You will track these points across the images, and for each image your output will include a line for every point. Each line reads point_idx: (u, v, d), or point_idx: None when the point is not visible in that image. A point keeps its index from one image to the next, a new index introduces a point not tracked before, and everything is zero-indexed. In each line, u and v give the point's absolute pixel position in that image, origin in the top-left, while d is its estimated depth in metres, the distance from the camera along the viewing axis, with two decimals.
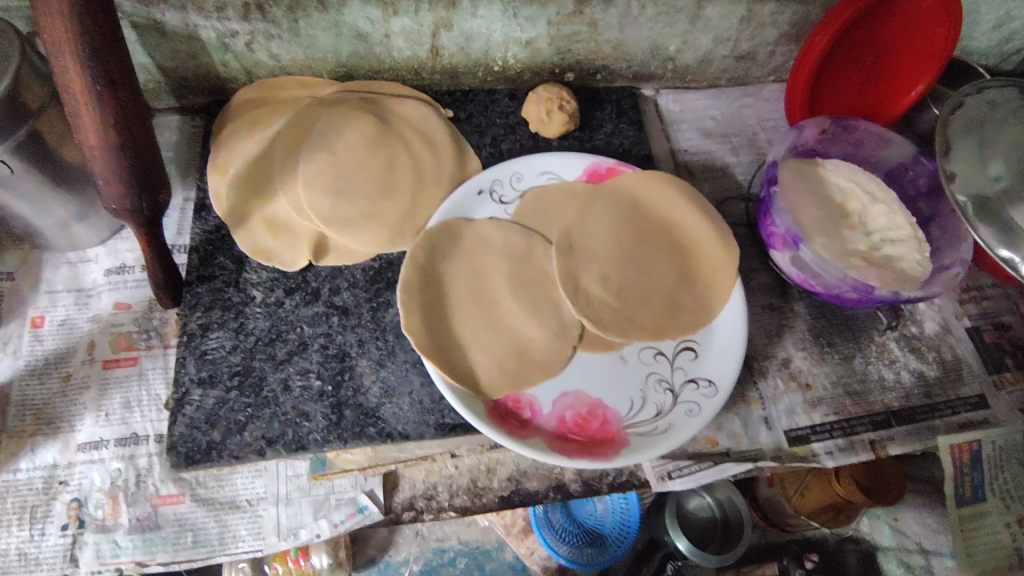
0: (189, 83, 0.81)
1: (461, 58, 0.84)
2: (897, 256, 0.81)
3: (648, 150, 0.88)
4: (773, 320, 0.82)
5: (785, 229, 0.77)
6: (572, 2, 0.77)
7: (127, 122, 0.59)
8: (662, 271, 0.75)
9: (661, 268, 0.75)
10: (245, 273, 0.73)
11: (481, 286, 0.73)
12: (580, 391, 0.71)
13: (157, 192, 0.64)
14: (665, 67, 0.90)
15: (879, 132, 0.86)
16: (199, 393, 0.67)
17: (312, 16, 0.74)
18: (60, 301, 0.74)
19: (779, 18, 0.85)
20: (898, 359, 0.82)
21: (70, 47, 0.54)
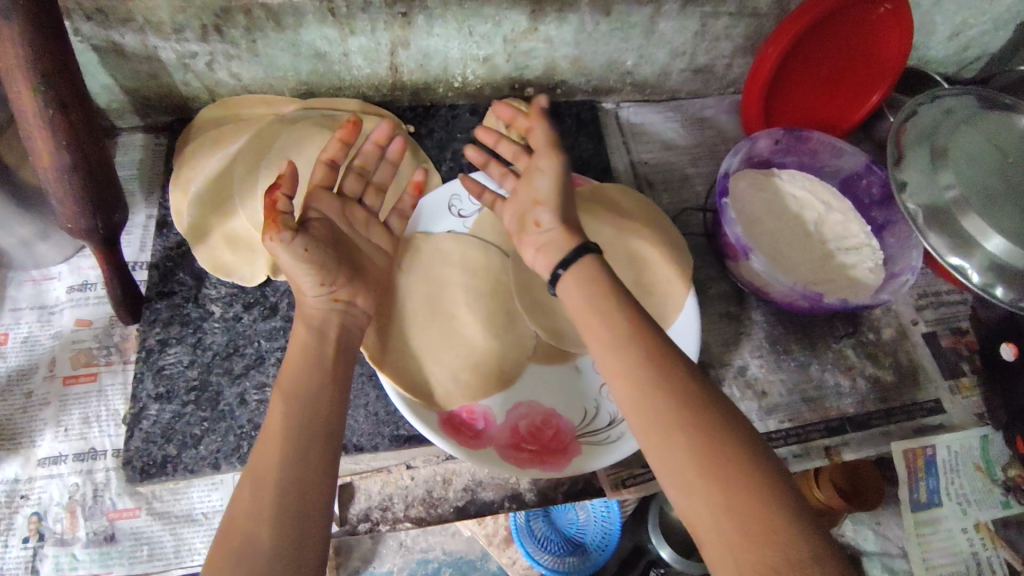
0: (153, 102, 0.83)
1: (421, 75, 0.85)
2: (852, 264, 0.82)
3: (606, 163, 0.89)
4: (729, 328, 0.83)
5: (736, 239, 0.78)
6: (526, 19, 0.79)
7: (80, 144, 0.60)
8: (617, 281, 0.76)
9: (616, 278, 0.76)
10: (204, 289, 0.74)
11: (438, 298, 0.74)
12: (534, 401, 0.71)
13: (112, 211, 0.66)
14: (624, 81, 0.92)
15: (831, 140, 0.87)
16: (156, 408, 0.68)
17: (269, 36, 0.76)
18: (23, 319, 0.75)
19: (732, 32, 0.86)
20: (855, 365, 0.83)
21: (22, 75, 0.55)
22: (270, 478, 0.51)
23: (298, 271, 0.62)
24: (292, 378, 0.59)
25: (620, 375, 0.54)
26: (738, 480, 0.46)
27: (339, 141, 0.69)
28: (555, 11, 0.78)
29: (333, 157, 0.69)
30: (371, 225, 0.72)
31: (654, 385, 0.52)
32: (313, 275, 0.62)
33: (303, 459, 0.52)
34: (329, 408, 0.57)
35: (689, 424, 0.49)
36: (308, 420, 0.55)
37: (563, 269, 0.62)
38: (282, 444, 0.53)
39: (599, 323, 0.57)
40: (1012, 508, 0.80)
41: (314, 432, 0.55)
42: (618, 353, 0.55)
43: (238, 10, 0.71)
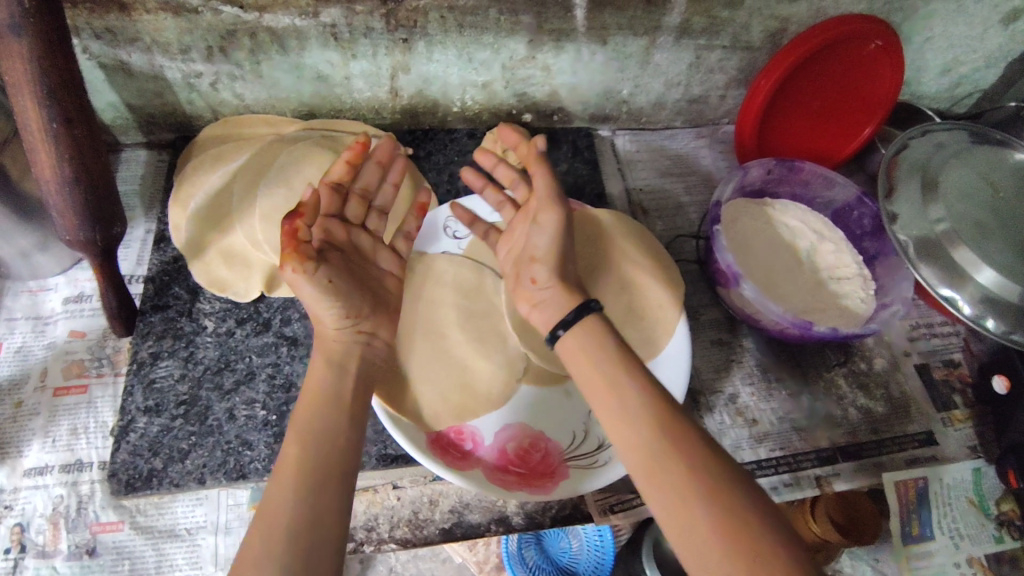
0: (157, 120, 0.84)
1: (420, 99, 0.87)
2: (843, 293, 0.83)
3: (601, 189, 0.90)
4: (721, 355, 0.83)
5: (726, 265, 0.78)
6: (524, 48, 0.81)
7: (81, 157, 0.62)
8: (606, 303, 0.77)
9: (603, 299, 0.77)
10: (199, 303, 0.75)
11: (431, 319, 0.75)
12: (522, 423, 0.71)
13: (111, 224, 0.67)
14: (620, 109, 0.94)
15: (822, 172, 0.87)
16: (145, 420, 0.68)
17: (273, 58, 0.77)
18: (18, 328, 0.75)
19: (726, 64, 0.88)
20: (846, 395, 0.83)
21: (28, 88, 0.58)
22: (282, 512, 0.49)
23: (319, 300, 0.63)
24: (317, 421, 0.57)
25: (651, 449, 0.52)
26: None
27: (347, 164, 0.68)
28: (552, 40, 0.80)
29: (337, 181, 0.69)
30: (377, 250, 0.72)
31: (686, 461, 0.50)
32: (332, 301, 0.63)
33: (314, 500, 0.51)
34: (336, 465, 0.54)
35: (728, 509, 0.47)
36: (329, 461, 0.54)
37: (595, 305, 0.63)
38: (294, 481, 0.52)
39: (629, 389, 0.56)
40: (1004, 543, 0.78)
41: (329, 478, 0.53)
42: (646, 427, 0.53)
43: (243, 33, 0.74)
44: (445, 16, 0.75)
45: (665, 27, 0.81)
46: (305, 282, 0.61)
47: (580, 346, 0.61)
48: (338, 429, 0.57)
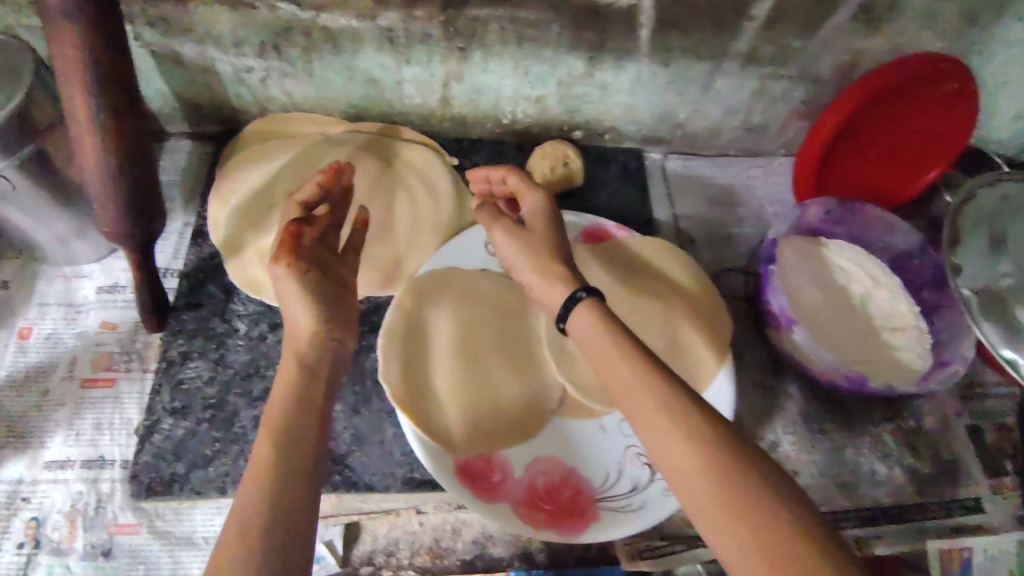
0: (204, 112, 0.83)
1: (471, 109, 0.84)
2: (895, 346, 0.79)
3: (650, 215, 0.87)
4: (764, 400, 0.80)
5: (779, 308, 0.74)
6: (582, 64, 0.78)
7: (126, 149, 0.60)
8: (645, 335, 0.74)
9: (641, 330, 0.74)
10: (232, 304, 0.73)
11: (467, 339, 0.72)
12: (553, 458, 0.69)
13: (151, 219, 0.65)
14: (674, 133, 0.90)
15: (885, 216, 0.83)
16: (170, 423, 0.66)
17: (326, 58, 0.75)
18: (50, 315, 0.74)
19: (790, 95, 0.84)
20: (892, 453, 0.79)
21: (79, 77, 0.56)
22: (255, 510, 0.48)
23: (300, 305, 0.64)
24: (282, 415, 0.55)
25: (655, 425, 0.50)
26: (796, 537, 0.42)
27: (318, 186, 0.68)
28: (613, 59, 0.77)
29: (306, 202, 0.69)
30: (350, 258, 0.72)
31: (692, 431, 0.49)
32: (313, 306, 0.64)
33: (285, 497, 0.49)
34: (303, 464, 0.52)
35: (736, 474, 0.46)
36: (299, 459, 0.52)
37: (585, 292, 0.61)
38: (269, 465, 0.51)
39: (635, 370, 0.54)
40: None
41: (298, 471, 0.51)
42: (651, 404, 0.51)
43: (298, 31, 0.72)
44: (505, 27, 0.72)
45: (732, 53, 0.77)
46: (294, 284, 0.64)
47: (582, 332, 0.59)
48: (307, 425, 0.55)
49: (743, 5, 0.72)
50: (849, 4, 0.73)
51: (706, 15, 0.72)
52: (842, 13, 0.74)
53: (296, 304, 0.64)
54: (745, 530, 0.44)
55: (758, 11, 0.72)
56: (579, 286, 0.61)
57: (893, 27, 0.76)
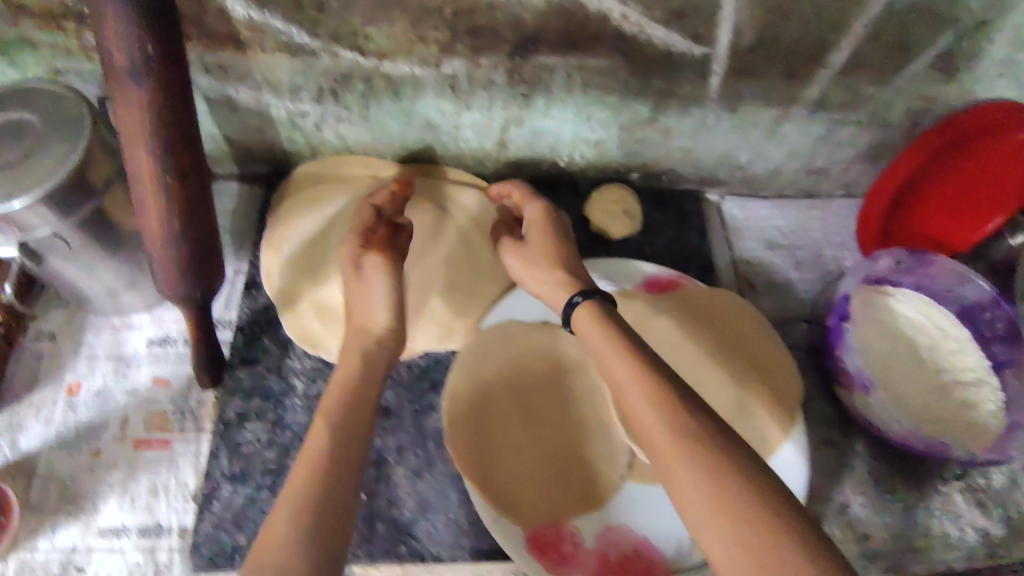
0: (254, 154, 0.80)
1: (527, 152, 0.81)
2: (969, 403, 0.76)
3: (710, 261, 0.85)
4: (831, 458, 0.78)
5: (856, 368, 0.76)
6: (648, 110, 0.74)
7: (191, 212, 0.58)
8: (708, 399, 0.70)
9: (704, 389, 0.70)
10: (288, 360, 0.71)
11: (530, 399, 0.70)
12: (624, 526, 0.66)
13: (212, 279, 0.63)
14: (734, 175, 0.87)
15: (955, 266, 0.77)
16: (229, 489, 0.64)
17: (384, 103, 0.72)
18: (99, 369, 0.72)
19: (858, 139, 0.81)
20: (963, 514, 0.76)
21: (145, 141, 0.53)
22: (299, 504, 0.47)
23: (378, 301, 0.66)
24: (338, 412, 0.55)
25: (628, 395, 0.52)
26: (745, 494, 0.44)
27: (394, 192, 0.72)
28: (680, 106, 0.74)
29: (379, 206, 0.72)
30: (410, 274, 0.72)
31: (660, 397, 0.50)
32: (389, 306, 0.66)
33: (332, 494, 0.49)
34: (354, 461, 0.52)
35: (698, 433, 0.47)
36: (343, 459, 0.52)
37: (581, 296, 0.62)
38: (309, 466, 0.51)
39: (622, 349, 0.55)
40: None
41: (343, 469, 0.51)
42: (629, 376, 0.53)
43: (358, 78, 0.68)
44: (572, 75, 0.69)
45: (803, 100, 0.74)
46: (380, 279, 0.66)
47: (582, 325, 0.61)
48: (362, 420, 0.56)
49: (821, 54, 0.68)
50: (933, 53, 0.69)
51: (782, 64, 0.69)
52: (923, 61, 0.70)
53: (377, 302, 0.65)
54: (728, 532, 0.43)
55: (834, 60, 0.69)
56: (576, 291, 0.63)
57: (972, 75, 0.72)
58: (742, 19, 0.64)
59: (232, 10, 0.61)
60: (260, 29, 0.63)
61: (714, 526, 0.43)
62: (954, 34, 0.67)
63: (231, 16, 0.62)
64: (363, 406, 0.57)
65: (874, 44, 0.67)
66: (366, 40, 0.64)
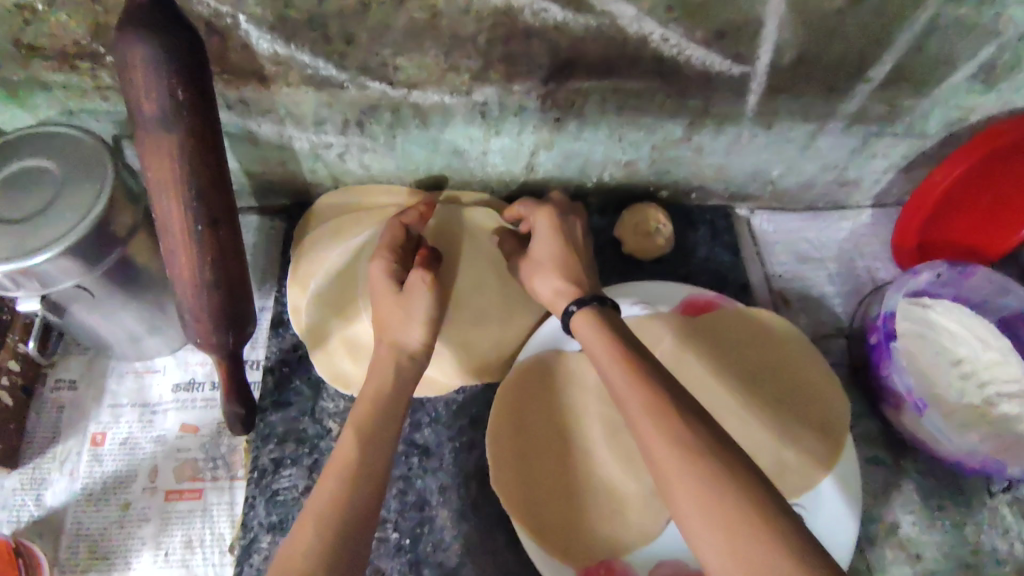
0: (274, 187, 0.78)
1: (555, 174, 0.80)
2: (1016, 416, 0.75)
3: (744, 279, 0.83)
4: (878, 476, 0.76)
5: (905, 390, 0.71)
6: (681, 129, 0.73)
7: (223, 259, 0.55)
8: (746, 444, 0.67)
9: (743, 429, 0.68)
10: (322, 402, 0.69)
11: (572, 431, 0.68)
12: (678, 559, 0.63)
13: (244, 325, 0.60)
14: (764, 189, 0.85)
15: (997, 278, 0.78)
16: (269, 541, 0.62)
17: (411, 132, 0.70)
18: (124, 418, 0.69)
19: (892, 151, 0.80)
20: (1013, 528, 0.75)
21: (175, 190, 0.51)
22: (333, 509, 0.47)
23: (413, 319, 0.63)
24: (370, 420, 0.55)
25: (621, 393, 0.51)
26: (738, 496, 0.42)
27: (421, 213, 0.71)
28: (715, 124, 0.73)
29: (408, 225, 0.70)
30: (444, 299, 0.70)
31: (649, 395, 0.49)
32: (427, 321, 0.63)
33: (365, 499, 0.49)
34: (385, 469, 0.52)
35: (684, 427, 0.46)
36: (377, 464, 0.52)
37: (576, 305, 0.61)
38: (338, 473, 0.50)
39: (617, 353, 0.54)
40: None
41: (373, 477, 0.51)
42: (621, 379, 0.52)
43: (385, 108, 0.67)
44: (607, 98, 0.68)
45: (840, 114, 0.73)
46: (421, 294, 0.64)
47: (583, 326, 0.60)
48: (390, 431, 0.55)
49: (862, 68, 0.67)
50: (972, 64, 0.68)
51: (821, 79, 0.68)
52: (963, 72, 0.69)
53: (416, 316, 0.63)
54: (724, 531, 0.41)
55: (875, 74, 0.68)
56: (571, 301, 0.62)
57: (1011, 84, 0.71)
58: (783, 38, 0.63)
59: (256, 44, 0.59)
60: (286, 63, 0.61)
61: (707, 524, 0.42)
62: (997, 45, 0.66)
63: (255, 51, 0.59)
64: (392, 415, 0.57)
65: (916, 56, 0.67)
66: (397, 70, 0.62)
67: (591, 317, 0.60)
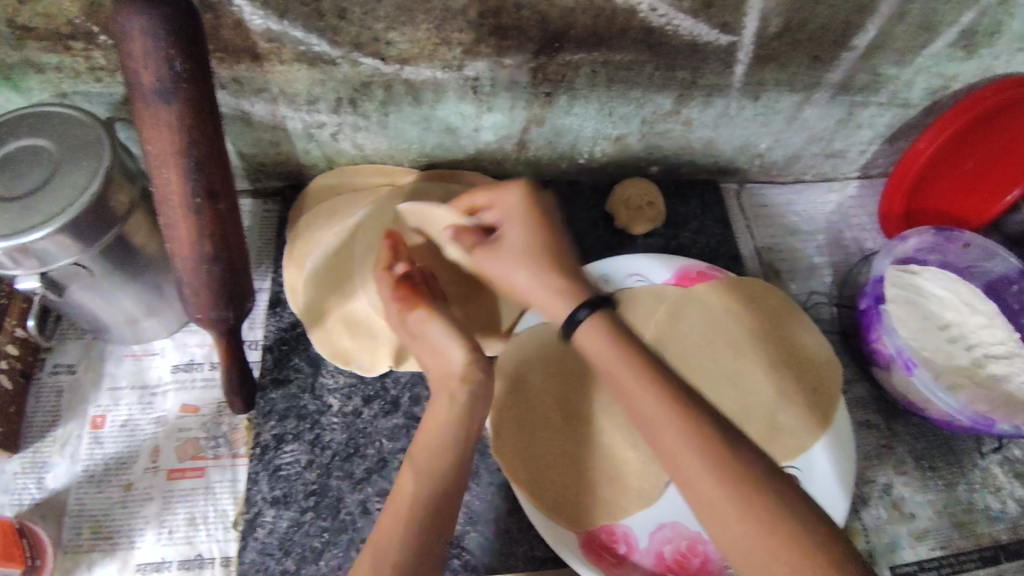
0: (267, 168, 0.78)
1: (547, 151, 0.81)
2: (1003, 376, 0.77)
3: (734, 250, 0.84)
4: (870, 439, 0.77)
5: (896, 351, 0.72)
6: (671, 102, 0.74)
7: (223, 232, 0.56)
8: (735, 413, 0.68)
9: (724, 397, 0.69)
10: (321, 378, 0.69)
11: (570, 401, 0.69)
12: (678, 523, 0.64)
13: (243, 300, 0.61)
14: (752, 163, 0.87)
15: (985, 243, 0.80)
16: (272, 514, 0.62)
17: (404, 110, 0.71)
18: (123, 400, 0.69)
19: (877, 121, 0.82)
20: (1003, 486, 0.76)
21: (175, 162, 0.51)
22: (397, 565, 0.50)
23: (446, 341, 0.61)
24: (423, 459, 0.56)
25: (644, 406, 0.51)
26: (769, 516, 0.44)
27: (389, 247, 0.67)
28: (703, 96, 0.74)
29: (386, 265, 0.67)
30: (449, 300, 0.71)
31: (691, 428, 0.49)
32: (458, 338, 0.61)
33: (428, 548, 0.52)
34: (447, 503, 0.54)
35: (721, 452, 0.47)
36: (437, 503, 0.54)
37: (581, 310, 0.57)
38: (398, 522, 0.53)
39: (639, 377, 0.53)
40: None
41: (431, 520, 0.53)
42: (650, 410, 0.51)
43: (378, 85, 0.67)
44: (597, 71, 0.69)
45: (825, 84, 0.74)
46: (434, 323, 0.62)
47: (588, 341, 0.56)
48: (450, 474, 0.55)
49: (846, 37, 0.69)
50: (954, 30, 0.70)
51: (806, 49, 0.69)
52: (945, 39, 0.71)
53: (448, 343, 0.61)
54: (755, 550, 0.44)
55: (859, 42, 0.70)
56: (580, 305, 0.57)
57: (991, 50, 0.73)
58: (768, 8, 0.64)
59: (249, 21, 0.59)
60: (278, 40, 0.61)
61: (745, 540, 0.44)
62: (977, 10, 0.68)
63: (248, 27, 0.59)
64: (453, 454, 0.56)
65: (899, 23, 0.68)
66: (389, 45, 0.63)
67: (602, 328, 0.56)
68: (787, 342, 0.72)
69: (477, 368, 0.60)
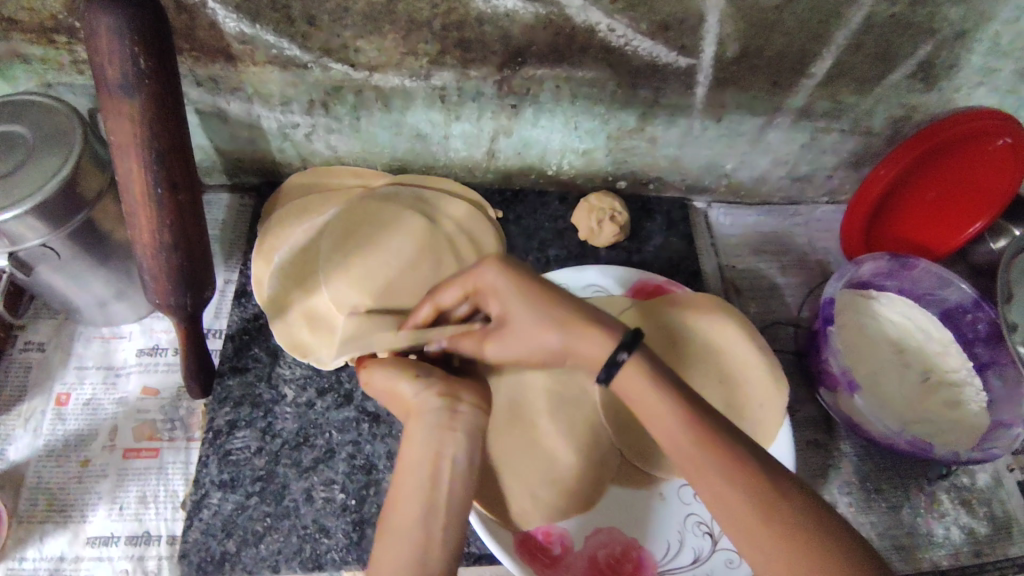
0: (244, 165, 0.81)
1: (516, 162, 0.83)
2: (953, 403, 0.77)
3: (696, 267, 0.86)
4: (817, 459, 0.79)
5: (839, 371, 0.74)
6: (635, 120, 0.77)
7: (182, 224, 0.58)
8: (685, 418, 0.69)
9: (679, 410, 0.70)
10: (278, 368, 0.72)
11: (521, 406, 0.70)
12: (613, 528, 0.67)
13: (202, 289, 0.63)
14: (719, 182, 0.89)
15: (937, 271, 0.80)
16: (218, 497, 0.64)
17: (375, 115, 0.74)
18: (88, 379, 0.72)
19: (841, 147, 0.83)
20: (949, 513, 0.77)
21: (136, 154, 0.54)
22: None
23: (394, 380, 0.53)
24: (423, 463, 0.48)
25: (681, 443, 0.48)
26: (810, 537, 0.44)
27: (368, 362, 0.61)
28: (666, 115, 0.76)
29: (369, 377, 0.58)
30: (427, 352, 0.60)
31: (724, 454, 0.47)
32: (403, 374, 0.53)
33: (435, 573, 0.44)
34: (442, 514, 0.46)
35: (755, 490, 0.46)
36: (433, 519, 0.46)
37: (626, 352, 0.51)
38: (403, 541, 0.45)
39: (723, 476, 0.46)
40: None
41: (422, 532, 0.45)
42: (743, 528, 0.45)
43: (349, 90, 0.70)
44: (560, 86, 0.71)
45: (786, 109, 0.76)
46: (376, 372, 0.55)
47: (632, 397, 0.51)
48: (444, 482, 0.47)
49: (804, 64, 0.71)
50: (912, 63, 0.71)
51: (765, 74, 0.71)
52: (903, 70, 0.72)
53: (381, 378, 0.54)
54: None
55: (817, 70, 0.72)
56: (619, 347, 0.51)
57: (951, 83, 0.75)
58: (725, 34, 0.66)
59: (223, 23, 0.62)
60: (251, 43, 0.64)
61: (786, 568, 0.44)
62: (933, 44, 0.69)
63: (222, 30, 0.62)
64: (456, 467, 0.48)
65: (855, 54, 0.70)
66: (357, 52, 0.66)
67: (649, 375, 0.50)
68: (738, 356, 0.72)
69: (434, 395, 0.51)
